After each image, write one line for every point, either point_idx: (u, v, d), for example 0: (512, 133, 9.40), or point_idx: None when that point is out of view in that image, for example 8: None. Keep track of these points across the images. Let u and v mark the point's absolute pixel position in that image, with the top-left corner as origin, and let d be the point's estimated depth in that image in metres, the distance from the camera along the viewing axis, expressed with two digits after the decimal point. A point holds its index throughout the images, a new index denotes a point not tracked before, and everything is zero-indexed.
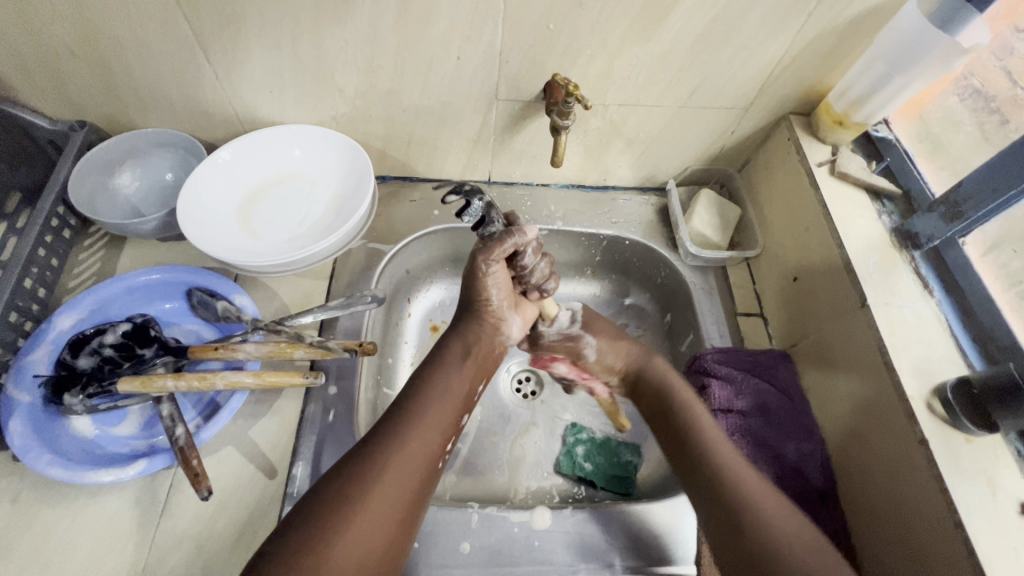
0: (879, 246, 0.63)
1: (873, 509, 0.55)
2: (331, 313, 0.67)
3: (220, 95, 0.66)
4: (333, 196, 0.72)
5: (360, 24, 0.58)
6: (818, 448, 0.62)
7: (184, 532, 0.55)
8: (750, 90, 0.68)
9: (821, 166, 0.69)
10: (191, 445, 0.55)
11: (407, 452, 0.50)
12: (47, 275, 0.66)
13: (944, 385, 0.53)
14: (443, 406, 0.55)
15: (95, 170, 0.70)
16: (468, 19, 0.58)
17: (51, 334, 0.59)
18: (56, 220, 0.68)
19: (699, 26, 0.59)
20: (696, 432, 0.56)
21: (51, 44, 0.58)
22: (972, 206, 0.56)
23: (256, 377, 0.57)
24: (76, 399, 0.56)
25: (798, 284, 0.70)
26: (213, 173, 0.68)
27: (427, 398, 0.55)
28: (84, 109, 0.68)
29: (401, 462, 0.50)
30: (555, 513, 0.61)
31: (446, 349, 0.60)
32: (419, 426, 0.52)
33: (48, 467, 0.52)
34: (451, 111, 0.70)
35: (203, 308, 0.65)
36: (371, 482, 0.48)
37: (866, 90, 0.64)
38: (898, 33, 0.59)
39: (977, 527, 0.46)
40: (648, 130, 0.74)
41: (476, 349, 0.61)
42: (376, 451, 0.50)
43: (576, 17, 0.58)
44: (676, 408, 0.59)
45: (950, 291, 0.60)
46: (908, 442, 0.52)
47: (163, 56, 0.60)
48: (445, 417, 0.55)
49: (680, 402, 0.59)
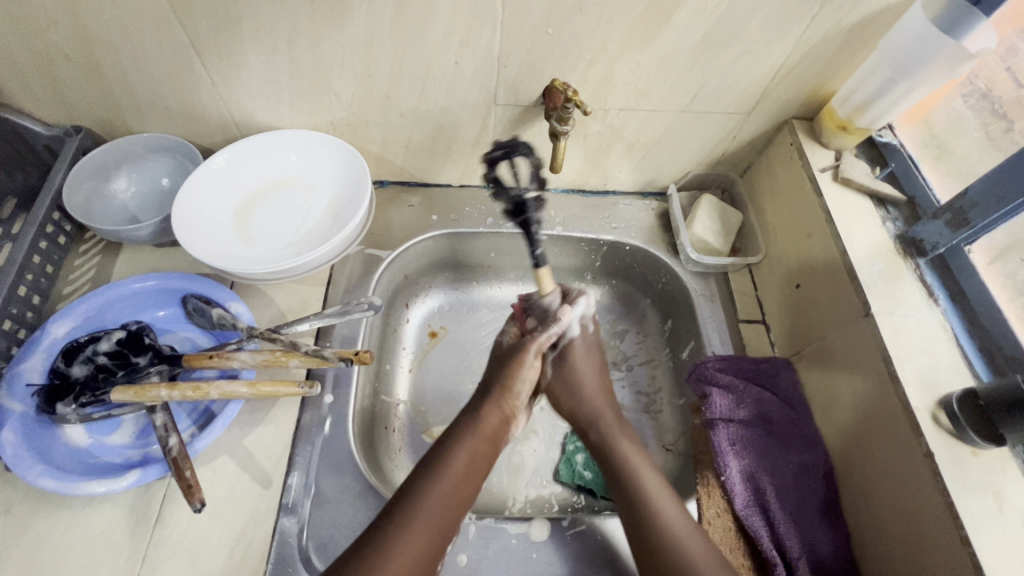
0: (883, 253, 0.62)
1: (876, 522, 0.54)
2: (327, 321, 0.66)
3: (216, 100, 0.66)
4: (330, 202, 0.71)
5: (356, 29, 0.57)
6: (821, 459, 0.61)
7: (177, 543, 0.55)
8: (752, 95, 0.67)
9: (824, 172, 0.68)
10: (185, 455, 0.54)
11: (413, 531, 0.48)
12: (42, 282, 0.66)
13: (949, 397, 0.52)
14: (443, 508, 0.50)
15: (90, 175, 0.69)
16: (465, 23, 0.57)
17: (44, 341, 0.58)
18: (51, 225, 0.67)
19: (700, 30, 0.58)
20: (649, 500, 0.54)
21: (45, 49, 0.58)
22: (978, 213, 0.55)
23: (250, 386, 0.56)
24: (69, 408, 0.56)
25: (800, 291, 0.69)
26: (209, 179, 0.68)
27: (425, 500, 0.50)
28: (79, 114, 0.67)
29: (392, 574, 0.45)
30: (553, 525, 0.60)
31: (458, 437, 0.55)
32: (415, 531, 0.48)
33: (39, 477, 0.51)
34: (449, 116, 0.69)
35: (198, 316, 0.65)
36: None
37: (871, 95, 0.63)
38: (903, 38, 0.58)
39: (983, 543, 0.45)
40: (648, 134, 0.73)
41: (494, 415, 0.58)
42: (368, 566, 0.45)
43: (575, 21, 0.57)
44: (629, 468, 0.57)
45: (955, 299, 0.59)
46: (914, 455, 0.51)
47: (158, 61, 0.60)
48: (445, 520, 0.50)
49: (630, 463, 0.57)
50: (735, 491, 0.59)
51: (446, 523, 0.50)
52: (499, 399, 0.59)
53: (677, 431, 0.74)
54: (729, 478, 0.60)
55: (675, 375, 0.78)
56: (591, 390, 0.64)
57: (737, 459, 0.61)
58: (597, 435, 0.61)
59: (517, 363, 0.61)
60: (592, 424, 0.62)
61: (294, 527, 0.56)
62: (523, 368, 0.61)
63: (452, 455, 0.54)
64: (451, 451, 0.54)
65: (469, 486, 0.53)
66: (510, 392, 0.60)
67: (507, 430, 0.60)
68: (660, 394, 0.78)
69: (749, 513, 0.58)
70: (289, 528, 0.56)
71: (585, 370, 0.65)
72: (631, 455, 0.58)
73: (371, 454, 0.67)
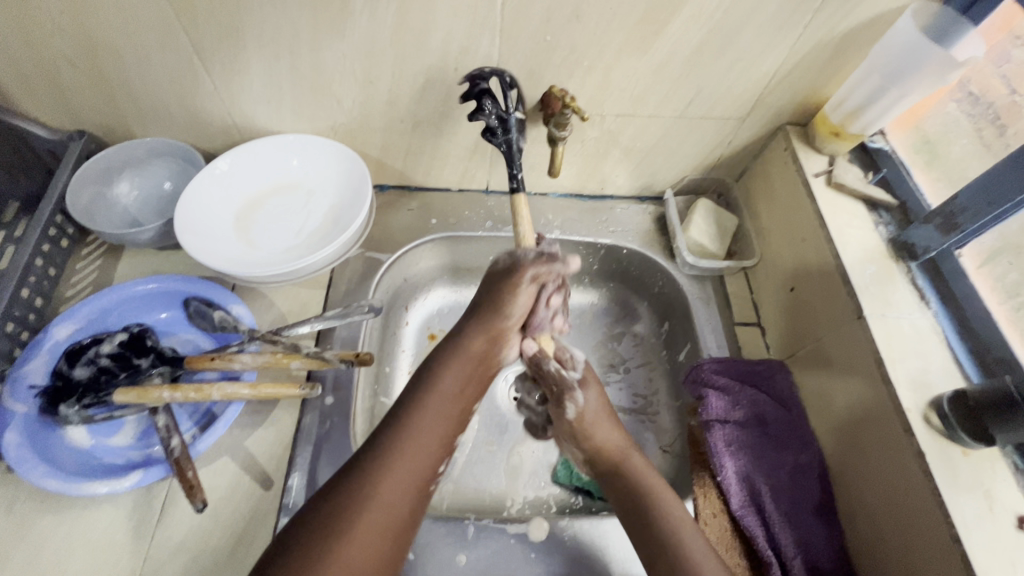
0: (875, 257, 0.63)
1: (870, 521, 0.55)
2: (328, 323, 0.67)
3: (218, 105, 0.66)
4: (330, 206, 0.72)
5: (358, 36, 0.58)
6: (815, 459, 0.62)
7: (179, 543, 0.55)
8: (747, 101, 0.69)
9: (818, 177, 0.69)
10: (187, 457, 0.55)
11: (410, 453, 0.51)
12: (45, 284, 0.66)
13: (940, 398, 0.53)
14: (438, 420, 0.55)
15: (93, 179, 0.70)
16: (465, 31, 0.58)
17: (47, 344, 0.59)
18: (54, 229, 0.68)
19: (695, 38, 0.60)
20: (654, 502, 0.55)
21: (51, 56, 0.58)
22: (968, 218, 0.56)
23: (252, 388, 0.57)
24: (71, 410, 0.57)
25: (795, 293, 0.70)
26: (211, 183, 0.69)
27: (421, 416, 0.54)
28: (82, 119, 0.68)
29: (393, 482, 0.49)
30: (552, 525, 0.60)
31: (444, 361, 0.59)
32: (415, 441, 0.52)
33: (43, 478, 0.52)
34: (449, 122, 0.70)
35: (199, 318, 0.66)
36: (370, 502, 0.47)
37: (863, 101, 0.65)
38: (894, 46, 0.59)
39: (974, 541, 0.46)
40: (645, 140, 0.74)
41: (472, 355, 0.60)
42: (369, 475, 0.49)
43: (573, 29, 0.58)
44: (647, 487, 0.56)
45: (946, 302, 0.60)
46: (905, 455, 0.52)
47: (162, 67, 0.61)
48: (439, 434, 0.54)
49: (647, 483, 0.57)
50: (731, 491, 0.60)
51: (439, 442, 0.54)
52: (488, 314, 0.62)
53: (675, 432, 0.75)
54: (724, 479, 0.61)
55: (672, 377, 0.78)
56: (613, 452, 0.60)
57: (734, 461, 0.62)
58: (630, 468, 0.59)
59: (510, 290, 0.62)
60: (621, 462, 0.59)
61: None
62: (512, 297, 0.62)
63: (440, 376, 0.57)
64: (440, 374, 0.58)
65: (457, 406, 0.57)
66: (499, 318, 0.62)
67: (497, 350, 0.63)
68: (657, 396, 0.79)
69: (745, 512, 0.59)
70: None
71: (603, 432, 0.61)
72: (645, 472, 0.58)
73: None
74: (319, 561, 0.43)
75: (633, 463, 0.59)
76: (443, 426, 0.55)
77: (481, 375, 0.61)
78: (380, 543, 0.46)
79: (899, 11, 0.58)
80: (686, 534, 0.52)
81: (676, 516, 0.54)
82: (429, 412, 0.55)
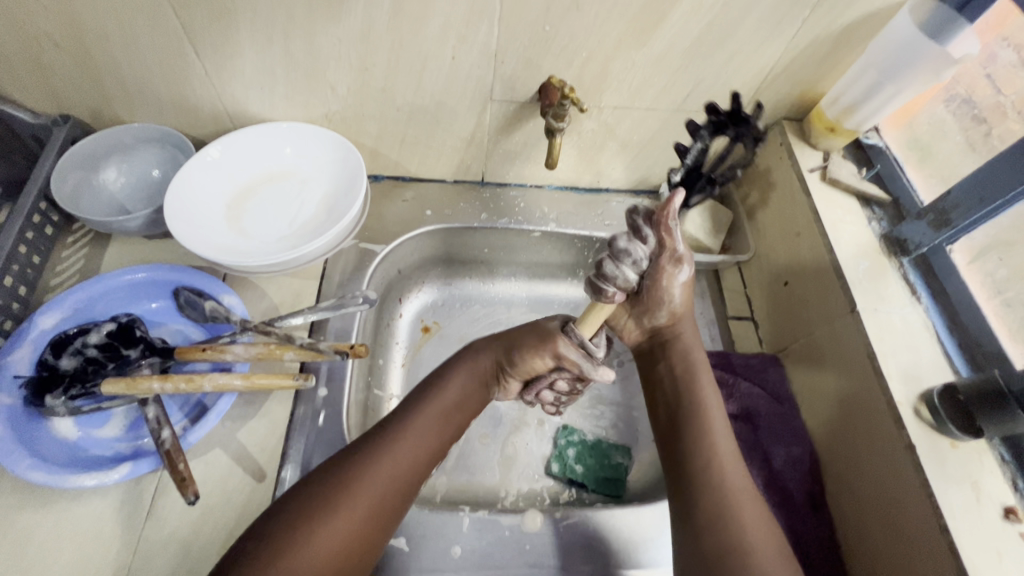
0: (868, 252, 0.64)
1: (857, 510, 0.56)
2: (321, 315, 0.66)
3: (209, 91, 0.65)
4: (324, 196, 0.71)
5: (354, 22, 0.57)
6: (806, 452, 0.62)
7: (169, 535, 0.54)
8: (744, 94, 0.69)
9: (813, 172, 0.70)
10: (178, 448, 0.54)
11: (398, 447, 0.51)
12: (29, 272, 0.65)
13: (931, 391, 0.54)
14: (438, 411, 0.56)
15: (79, 165, 0.68)
16: (463, 19, 0.57)
17: (32, 333, 0.57)
18: (38, 216, 0.66)
19: (694, 30, 0.59)
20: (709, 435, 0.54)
21: (34, 36, 0.57)
22: (960, 214, 0.57)
23: (245, 378, 0.56)
24: (58, 401, 0.55)
25: (788, 288, 0.70)
26: (202, 169, 0.67)
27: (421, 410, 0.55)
28: (68, 103, 0.66)
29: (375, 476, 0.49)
30: (546, 517, 0.60)
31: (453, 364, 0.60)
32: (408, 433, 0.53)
33: (28, 470, 0.51)
34: (445, 111, 0.69)
35: (190, 308, 0.64)
36: (365, 475, 0.49)
37: (859, 97, 0.65)
38: (890, 42, 0.60)
39: (961, 531, 0.47)
40: (642, 133, 0.74)
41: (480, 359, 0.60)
42: (352, 467, 0.49)
43: (572, 19, 0.58)
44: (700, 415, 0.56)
45: (937, 297, 0.61)
46: (895, 446, 0.53)
47: (150, 50, 0.59)
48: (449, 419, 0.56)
49: (687, 365, 0.60)
50: None
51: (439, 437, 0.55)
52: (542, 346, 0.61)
53: None
54: None
55: None
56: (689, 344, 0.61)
57: None
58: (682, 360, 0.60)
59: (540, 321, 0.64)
60: (682, 347, 0.61)
61: None
62: (528, 359, 0.58)
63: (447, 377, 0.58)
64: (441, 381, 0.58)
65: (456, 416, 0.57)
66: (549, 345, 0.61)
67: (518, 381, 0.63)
68: None
69: None
70: None
71: (686, 324, 0.62)
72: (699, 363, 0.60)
73: None
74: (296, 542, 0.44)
75: (689, 345, 0.61)
76: (435, 419, 0.55)
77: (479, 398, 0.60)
78: (369, 521, 0.48)
79: (896, 6, 0.58)
80: (714, 427, 0.55)
81: (713, 412, 0.56)
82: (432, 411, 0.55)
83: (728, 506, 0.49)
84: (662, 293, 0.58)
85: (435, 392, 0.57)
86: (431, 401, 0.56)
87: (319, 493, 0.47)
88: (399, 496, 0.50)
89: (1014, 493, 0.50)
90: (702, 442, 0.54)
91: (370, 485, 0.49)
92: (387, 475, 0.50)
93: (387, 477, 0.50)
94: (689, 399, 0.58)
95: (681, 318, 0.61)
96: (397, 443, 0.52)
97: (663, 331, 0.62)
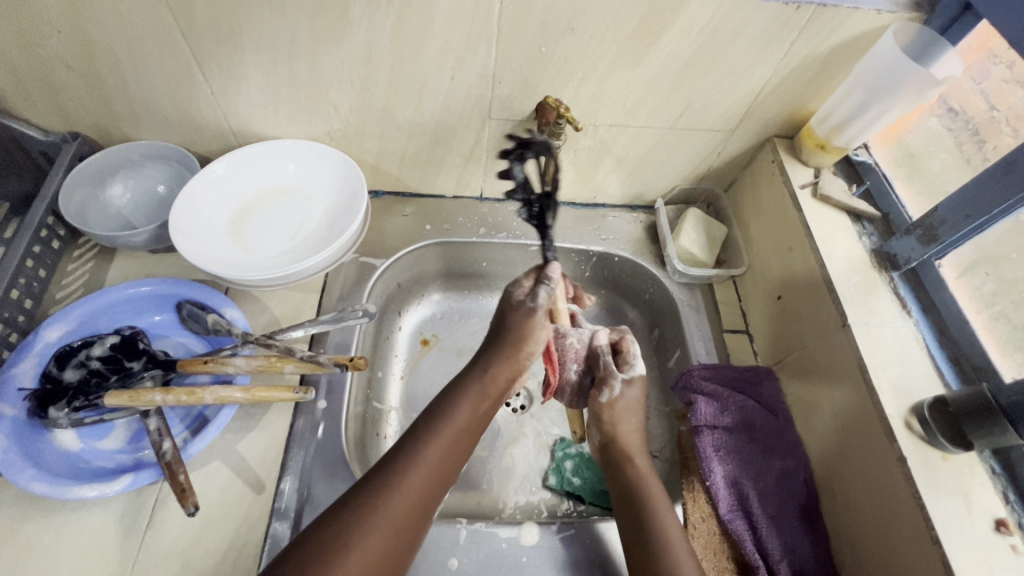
0: (859, 267, 0.65)
1: (851, 521, 0.57)
2: (322, 327, 0.67)
3: (215, 109, 0.67)
4: (325, 211, 0.73)
5: (356, 44, 0.59)
6: (801, 466, 0.63)
7: (169, 547, 0.55)
8: (736, 113, 0.70)
9: (804, 188, 0.71)
10: (179, 460, 0.55)
11: (423, 459, 0.51)
12: (35, 286, 0.66)
13: (921, 404, 0.54)
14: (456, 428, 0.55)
15: (86, 181, 0.70)
16: (461, 41, 0.59)
17: (37, 346, 0.58)
18: (45, 230, 0.67)
19: (686, 52, 0.61)
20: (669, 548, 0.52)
21: (47, 57, 0.58)
22: (947, 230, 0.58)
23: (246, 391, 0.57)
24: (61, 412, 0.56)
25: (782, 302, 0.71)
26: (206, 185, 0.69)
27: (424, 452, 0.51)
28: (77, 121, 0.68)
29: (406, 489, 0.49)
30: (543, 529, 0.61)
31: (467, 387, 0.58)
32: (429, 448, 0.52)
33: (31, 481, 0.51)
34: (444, 129, 0.71)
35: (193, 321, 0.65)
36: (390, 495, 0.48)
37: (847, 116, 0.67)
38: (876, 64, 0.61)
39: (953, 543, 0.48)
40: (635, 150, 0.76)
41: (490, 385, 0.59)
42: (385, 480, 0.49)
43: (568, 41, 0.60)
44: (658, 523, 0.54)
45: (927, 311, 0.62)
46: (888, 459, 0.53)
47: (159, 71, 0.61)
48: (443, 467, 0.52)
49: (638, 479, 0.58)
50: (719, 495, 0.61)
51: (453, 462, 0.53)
52: (511, 356, 0.61)
53: (664, 438, 0.76)
54: (713, 483, 0.61)
55: (662, 383, 0.80)
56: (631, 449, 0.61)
57: (722, 465, 0.63)
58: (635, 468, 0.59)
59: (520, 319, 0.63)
60: (631, 458, 0.60)
61: (286, 533, 0.56)
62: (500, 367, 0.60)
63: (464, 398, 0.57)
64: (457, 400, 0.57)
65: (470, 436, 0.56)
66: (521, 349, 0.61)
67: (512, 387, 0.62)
68: (647, 402, 0.80)
69: (733, 517, 0.59)
70: (281, 533, 0.56)
71: (626, 429, 0.62)
72: (646, 477, 0.58)
73: (364, 459, 0.68)
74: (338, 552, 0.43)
75: (643, 471, 0.59)
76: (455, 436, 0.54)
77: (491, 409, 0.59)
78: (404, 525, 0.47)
79: (881, 29, 0.60)
80: (666, 527, 0.54)
81: (665, 518, 0.55)
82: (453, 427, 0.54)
83: None
84: (602, 413, 0.63)
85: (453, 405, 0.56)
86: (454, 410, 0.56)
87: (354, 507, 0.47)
88: (387, 565, 0.45)
89: (1005, 506, 0.51)
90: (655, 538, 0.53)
91: (372, 540, 0.45)
92: (390, 522, 0.47)
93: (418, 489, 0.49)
94: (646, 506, 0.55)
95: (620, 428, 0.62)
96: (389, 502, 0.47)
97: (612, 444, 0.62)
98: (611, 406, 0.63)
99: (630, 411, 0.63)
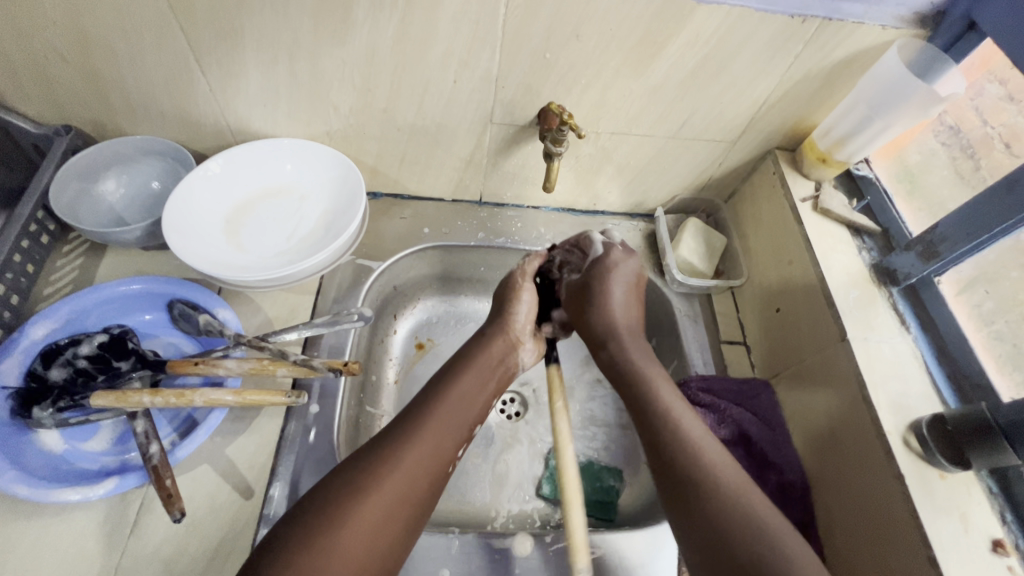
0: (858, 281, 0.65)
1: (847, 536, 0.56)
2: (316, 330, 0.66)
3: (212, 106, 0.66)
4: (323, 213, 0.72)
5: (358, 45, 0.59)
6: (798, 480, 0.62)
7: (153, 553, 0.53)
8: (739, 124, 0.70)
9: (805, 201, 0.71)
10: (166, 464, 0.54)
11: (441, 419, 0.53)
12: (22, 281, 0.64)
13: (919, 421, 0.54)
14: (464, 400, 0.56)
15: (78, 175, 0.68)
16: (465, 44, 0.59)
17: (22, 343, 0.57)
18: (34, 225, 0.66)
19: (690, 62, 0.61)
20: (706, 469, 0.49)
21: (41, 49, 0.57)
22: (948, 247, 0.58)
23: (237, 395, 0.56)
24: (45, 413, 0.54)
25: (781, 314, 0.71)
26: (201, 183, 0.67)
27: (442, 402, 0.55)
28: (70, 114, 0.66)
29: (424, 447, 0.51)
30: (536, 541, 0.60)
31: (467, 362, 0.60)
32: (443, 407, 0.55)
33: (11, 483, 0.49)
34: (445, 132, 0.70)
35: (184, 321, 0.64)
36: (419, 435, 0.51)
37: (849, 131, 0.67)
38: (880, 79, 0.62)
39: (951, 563, 0.47)
40: (637, 158, 0.75)
41: (495, 362, 0.61)
42: (411, 423, 0.52)
43: (571, 48, 0.59)
44: (688, 442, 0.52)
45: (925, 328, 0.62)
46: (885, 476, 0.53)
47: (156, 65, 0.60)
48: (455, 426, 0.54)
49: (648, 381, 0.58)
50: None
51: (468, 415, 0.56)
52: (504, 333, 0.64)
53: None
54: None
55: None
56: (617, 304, 0.66)
57: None
58: (609, 354, 0.63)
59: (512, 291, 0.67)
60: (605, 342, 0.64)
61: None
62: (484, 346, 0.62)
63: (463, 373, 0.59)
64: (458, 372, 0.59)
65: (479, 399, 0.58)
66: (511, 328, 0.65)
67: (514, 356, 0.65)
68: None
69: None
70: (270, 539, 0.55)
71: (617, 286, 0.66)
72: (641, 364, 0.61)
73: None
74: (371, 484, 0.47)
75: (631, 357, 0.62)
76: (467, 413, 0.56)
77: (498, 379, 0.62)
78: (427, 473, 0.50)
79: (886, 45, 0.60)
80: (694, 436, 0.52)
81: (699, 440, 0.52)
82: (460, 390, 0.57)
83: (744, 519, 0.45)
84: (609, 287, 0.66)
85: (459, 373, 0.59)
86: (459, 379, 0.58)
87: (383, 446, 0.50)
88: (411, 503, 0.48)
89: (1002, 526, 0.51)
90: (695, 465, 0.50)
91: (404, 469, 0.49)
92: (416, 462, 0.50)
93: (431, 453, 0.51)
94: (663, 430, 0.53)
95: (610, 300, 0.66)
96: (412, 443, 0.50)
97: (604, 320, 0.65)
98: (608, 265, 0.67)
99: (619, 274, 0.67)
